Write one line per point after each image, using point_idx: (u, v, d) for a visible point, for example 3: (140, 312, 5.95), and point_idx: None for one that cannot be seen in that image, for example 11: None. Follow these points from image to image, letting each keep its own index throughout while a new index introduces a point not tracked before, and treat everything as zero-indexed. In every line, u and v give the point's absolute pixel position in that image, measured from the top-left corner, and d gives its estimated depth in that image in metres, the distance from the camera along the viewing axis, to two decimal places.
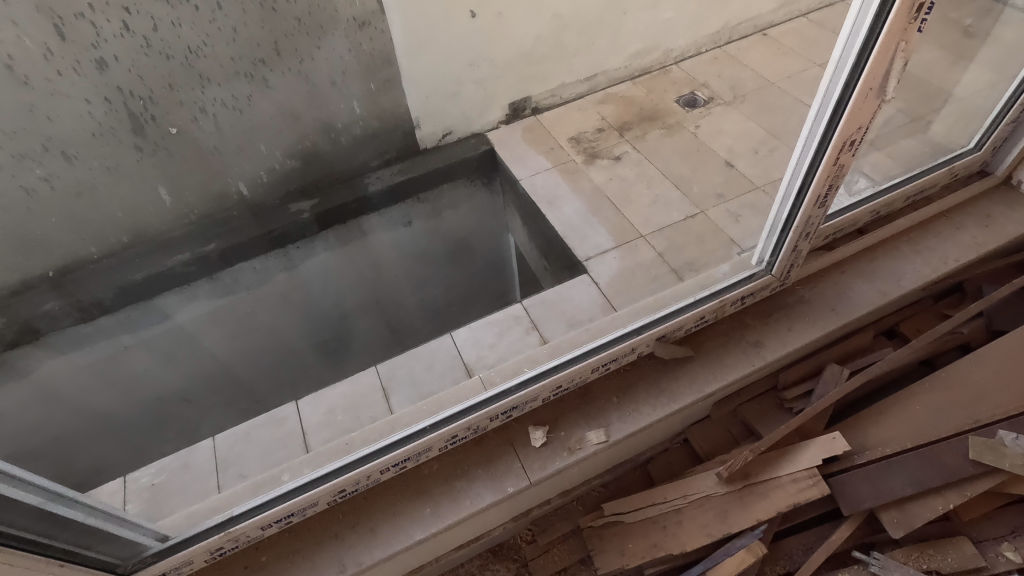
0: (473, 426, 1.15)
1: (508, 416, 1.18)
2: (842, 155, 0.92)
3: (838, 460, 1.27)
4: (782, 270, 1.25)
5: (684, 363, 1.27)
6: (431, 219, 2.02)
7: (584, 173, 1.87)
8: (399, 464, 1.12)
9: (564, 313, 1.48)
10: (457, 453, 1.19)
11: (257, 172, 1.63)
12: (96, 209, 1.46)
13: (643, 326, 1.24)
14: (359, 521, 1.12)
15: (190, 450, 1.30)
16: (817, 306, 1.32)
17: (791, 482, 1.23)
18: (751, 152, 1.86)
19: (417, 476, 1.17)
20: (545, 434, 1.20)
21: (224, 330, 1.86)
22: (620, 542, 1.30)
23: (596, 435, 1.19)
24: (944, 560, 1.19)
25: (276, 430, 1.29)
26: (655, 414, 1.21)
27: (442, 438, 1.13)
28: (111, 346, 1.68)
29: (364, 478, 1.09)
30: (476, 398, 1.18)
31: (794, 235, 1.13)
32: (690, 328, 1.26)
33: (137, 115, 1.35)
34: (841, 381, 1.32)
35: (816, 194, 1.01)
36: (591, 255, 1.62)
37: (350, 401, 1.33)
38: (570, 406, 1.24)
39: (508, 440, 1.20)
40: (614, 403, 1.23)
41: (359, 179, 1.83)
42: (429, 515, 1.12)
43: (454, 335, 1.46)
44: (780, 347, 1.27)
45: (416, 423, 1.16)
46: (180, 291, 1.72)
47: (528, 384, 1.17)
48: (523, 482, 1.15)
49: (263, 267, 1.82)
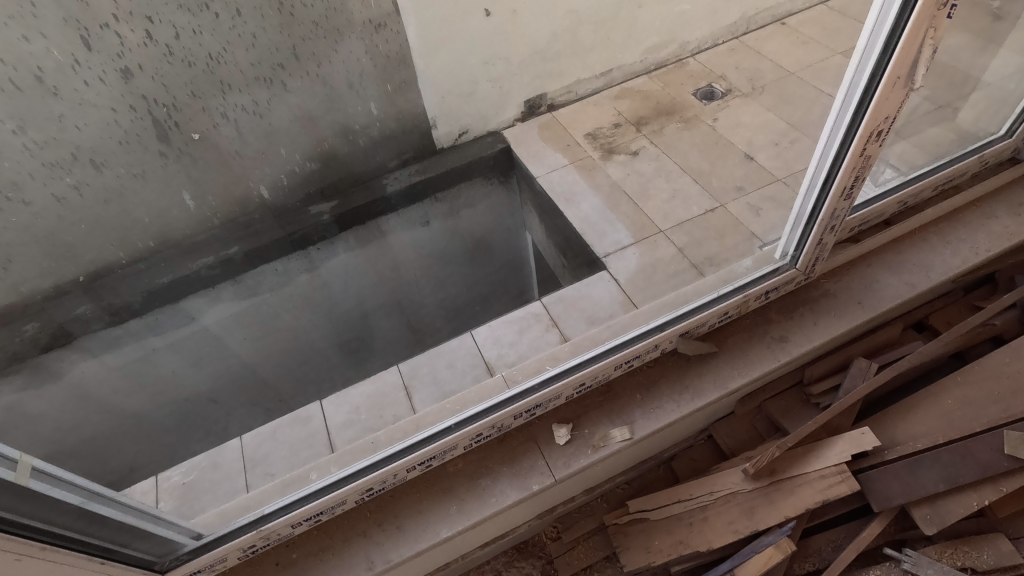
0: (498, 424, 1.15)
1: (531, 415, 1.18)
2: (868, 146, 0.90)
3: (866, 457, 1.25)
4: (807, 264, 1.23)
5: (708, 358, 1.26)
6: (448, 219, 2.05)
7: (601, 169, 1.86)
8: (426, 462, 1.12)
9: (584, 310, 1.49)
10: (481, 451, 1.20)
11: (278, 175, 1.66)
12: (124, 215, 1.51)
13: (666, 322, 1.23)
14: (386, 519, 1.14)
15: (218, 450, 1.42)
16: (843, 300, 1.30)
17: (819, 478, 1.21)
18: (771, 144, 1.84)
19: (442, 475, 1.18)
20: (569, 431, 1.20)
21: (249, 331, 1.92)
22: (646, 539, 1.30)
23: (620, 432, 1.19)
24: (980, 557, 1.16)
25: (302, 430, 1.41)
26: (679, 410, 1.20)
27: (468, 436, 1.13)
28: (141, 348, 1.73)
29: (392, 476, 1.10)
30: (500, 396, 1.18)
31: (819, 227, 1.11)
32: (713, 324, 1.25)
33: (161, 123, 1.38)
34: (869, 375, 1.30)
35: (841, 185, 0.99)
36: (610, 251, 1.62)
37: (373, 401, 1.43)
38: (593, 404, 1.24)
39: (532, 438, 1.21)
40: (638, 400, 1.23)
41: (377, 179, 1.86)
42: (454, 513, 1.13)
43: (475, 333, 1.51)
44: (807, 342, 1.26)
45: (441, 421, 1.17)
46: (204, 294, 1.76)
47: (552, 382, 1.17)
48: (548, 480, 1.15)
49: (285, 268, 1.86)
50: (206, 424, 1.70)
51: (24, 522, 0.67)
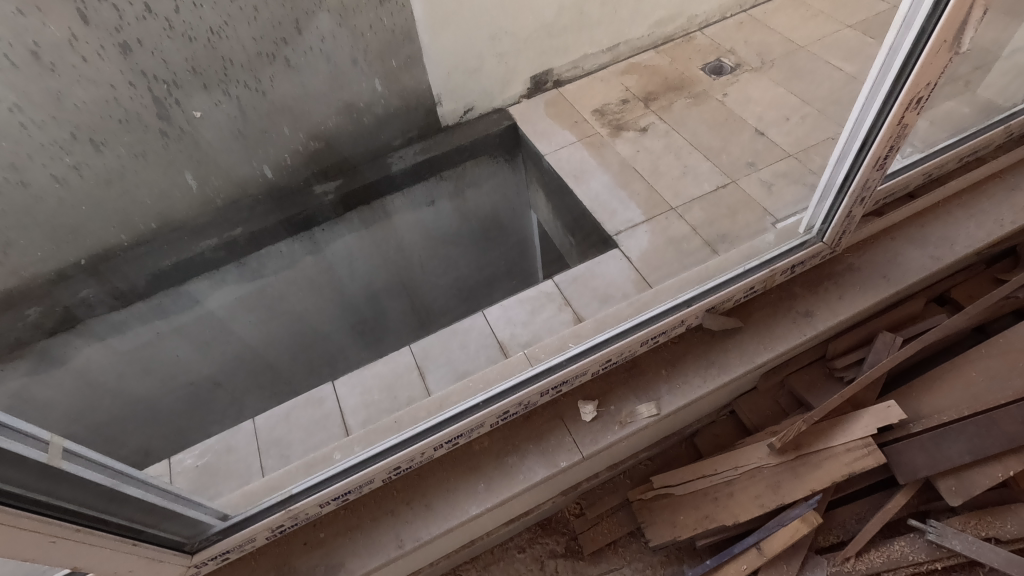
0: (524, 401, 1.14)
1: (557, 391, 1.17)
2: (907, 114, 0.88)
3: (892, 430, 1.26)
4: (834, 237, 1.22)
5: (733, 334, 1.26)
6: (455, 197, 2.03)
7: (610, 146, 1.84)
8: (452, 440, 1.12)
9: (596, 289, 1.49)
10: (506, 430, 1.19)
11: (282, 155, 1.63)
12: (125, 196, 1.48)
13: (692, 297, 1.22)
14: (414, 498, 1.13)
15: (230, 433, 1.43)
16: (868, 274, 1.29)
17: (845, 451, 1.22)
18: (783, 119, 1.82)
19: (469, 453, 1.17)
20: (595, 408, 1.20)
21: (256, 313, 1.91)
22: (671, 514, 1.31)
23: (647, 408, 1.19)
24: (1003, 527, 1.20)
25: (316, 411, 1.42)
26: (705, 386, 1.20)
27: (495, 415, 1.12)
28: (149, 332, 1.72)
29: (419, 455, 1.09)
30: (526, 373, 1.18)
31: (849, 199, 1.09)
32: (739, 299, 1.24)
33: (162, 100, 1.35)
34: (894, 349, 1.30)
35: (875, 155, 0.97)
36: (621, 229, 1.61)
37: (386, 382, 1.43)
38: (618, 380, 1.24)
39: (557, 416, 1.20)
40: (663, 376, 1.23)
41: (383, 158, 1.83)
42: (482, 490, 1.13)
43: (488, 313, 1.50)
44: (832, 316, 1.25)
45: (468, 399, 1.16)
46: (209, 276, 1.75)
47: (579, 358, 1.16)
48: (575, 456, 1.15)
49: (290, 250, 1.85)
50: (215, 409, 1.69)
51: (57, 506, 0.67)
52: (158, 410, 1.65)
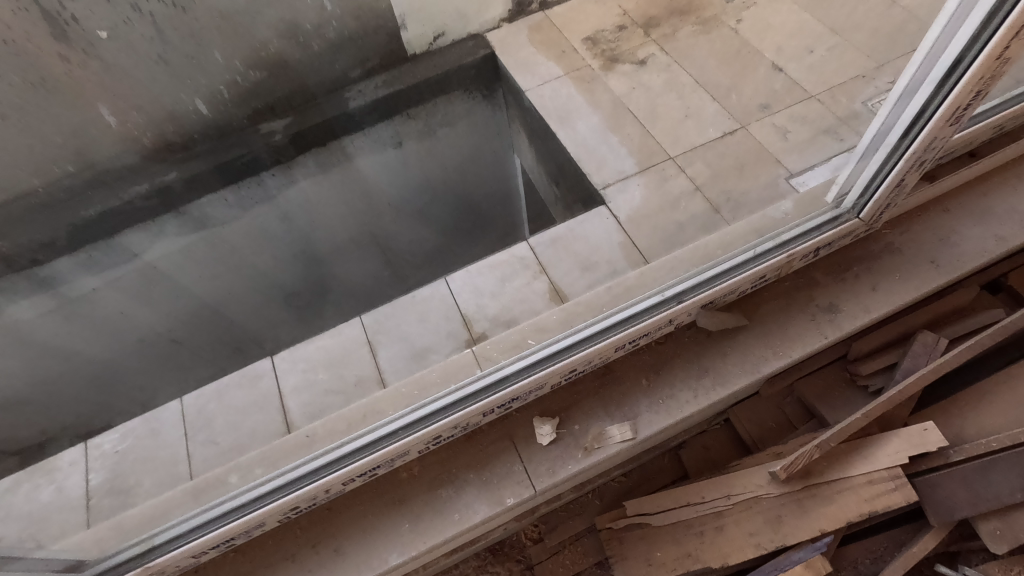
0: (462, 424, 0.99)
1: (506, 408, 1.02)
2: (1012, 45, 0.65)
3: (928, 458, 1.13)
4: (872, 214, 1.02)
5: (733, 334, 1.09)
6: (425, 139, 1.77)
7: (601, 81, 1.57)
8: (368, 472, 0.98)
9: (577, 255, 1.28)
10: (444, 453, 1.06)
11: (217, 86, 1.39)
12: (28, 133, 1.24)
13: (682, 291, 1.02)
14: (322, 540, 1.01)
15: (155, 412, 1.27)
16: (913, 257, 1.11)
17: (866, 484, 1.10)
18: (805, 52, 1.54)
19: (395, 482, 1.04)
20: (554, 429, 1.05)
21: (204, 264, 1.70)
22: (645, 549, 1.21)
23: (620, 430, 1.04)
24: None
25: (253, 390, 1.24)
26: (692, 403, 1.05)
27: (422, 441, 0.97)
28: (78, 288, 1.52)
29: (322, 493, 0.96)
30: (472, 384, 1.01)
31: (906, 161, 0.88)
32: (745, 289, 1.06)
33: (54, 16, 1.11)
34: (936, 354, 1.13)
35: (952, 105, 0.74)
36: (610, 182, 1.38)
37: (332, 357, 1.24)
38: (586, 392, 1.09)
39: (508, 435, 1.06)
40: (643, 387, 1.08)
41: (338, 93, 1.57)
42: (407, 531, 1.01)
43: (451, 279, 1.30)
44: (860, 313, 1.08)
45: (383, 423, 1.00)
46: (145, 228, 1.52)
47: (533, 369, 0.99)
48: (526, 492, 1.02)
49: (237, 198, 1.61)
50: (175, 365, 1.59)
51: None
52: (111, 368, 1.55)
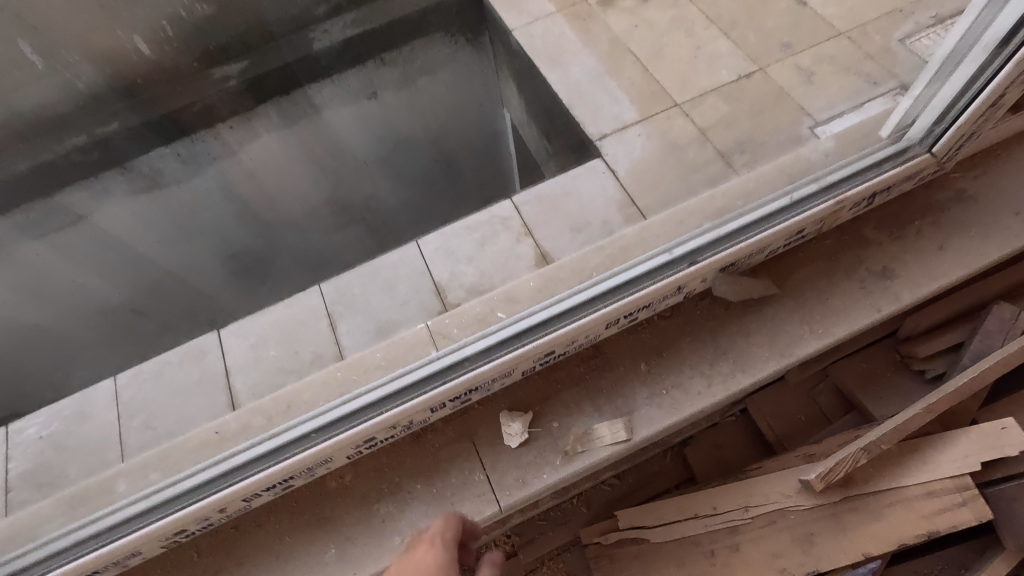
0: (395, 426, 0.84)
1: (463, 402, 0.87)
2: None
3: (1003, 464, 0.91)
4: (948, 147, 0.89)
5: (761, 304, 0.94)
6: (402, 89, 1.58)
7: (599, 18, 1.37)
8: (280, 483, 0.84)
9: (568, 215, 1.10)
10: (384, 458, 0.92)
11: (159, 21, 1.22)
12: None
13: (695, 250, 0.87)
14: (226, 567, 0.88)
15: (87, 391, 1.11)
16: (988, 207, 0.96)
17: (925, 495, 0.90)
18: None
19: (320, 491, 0.91)
20: (525, 429, 0.91)
21: (160, 229, 1.51)
22: (642, 566, 1.07)
23: (611, 431, 0.89)
24: None
25: (195, 368, 1.08)
26: (708, 398, 0.90)
27: (345, 447, 0.83)
28: (18, 254, 1.36)
29: (217, 513, 0.83)
30: (422, 369, 0.86)
31: (1006, 72, 0.73)
32: (779, 247, 0.91)
33: None
34: (1015, 333, 0.96)
35: None
36: (607, 131, 1.20)
37: (285, 331, 1.08)
38: (568, 386, 0.93)
39: (466, 434, 0.92)
40: (643, 376, 0.93)
41: (301, 32, 1.39)
42: (333, 558, 0.87)
43: (423, 242, 1.13)
44: (920, 278, 0.93)
45: (297, 424, 0.86)
46: (87, 186, 1.36)
47: (493, 354, 0.84)
48: (492, 509, 0.87)
49: (191, 153, 1.43)
50: (123, 339, 1.39)
51: None
52: (60, 340, 1.39)
